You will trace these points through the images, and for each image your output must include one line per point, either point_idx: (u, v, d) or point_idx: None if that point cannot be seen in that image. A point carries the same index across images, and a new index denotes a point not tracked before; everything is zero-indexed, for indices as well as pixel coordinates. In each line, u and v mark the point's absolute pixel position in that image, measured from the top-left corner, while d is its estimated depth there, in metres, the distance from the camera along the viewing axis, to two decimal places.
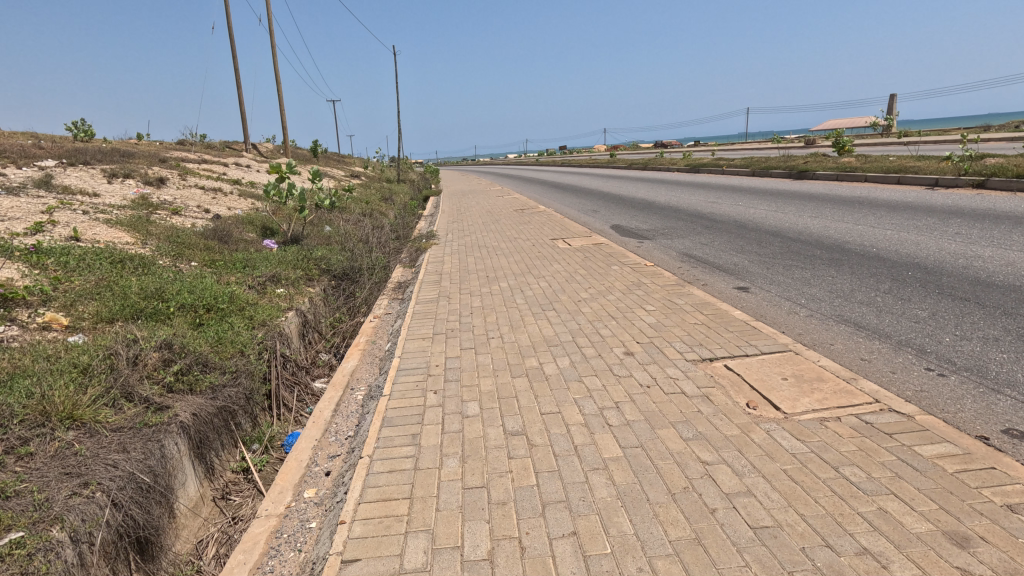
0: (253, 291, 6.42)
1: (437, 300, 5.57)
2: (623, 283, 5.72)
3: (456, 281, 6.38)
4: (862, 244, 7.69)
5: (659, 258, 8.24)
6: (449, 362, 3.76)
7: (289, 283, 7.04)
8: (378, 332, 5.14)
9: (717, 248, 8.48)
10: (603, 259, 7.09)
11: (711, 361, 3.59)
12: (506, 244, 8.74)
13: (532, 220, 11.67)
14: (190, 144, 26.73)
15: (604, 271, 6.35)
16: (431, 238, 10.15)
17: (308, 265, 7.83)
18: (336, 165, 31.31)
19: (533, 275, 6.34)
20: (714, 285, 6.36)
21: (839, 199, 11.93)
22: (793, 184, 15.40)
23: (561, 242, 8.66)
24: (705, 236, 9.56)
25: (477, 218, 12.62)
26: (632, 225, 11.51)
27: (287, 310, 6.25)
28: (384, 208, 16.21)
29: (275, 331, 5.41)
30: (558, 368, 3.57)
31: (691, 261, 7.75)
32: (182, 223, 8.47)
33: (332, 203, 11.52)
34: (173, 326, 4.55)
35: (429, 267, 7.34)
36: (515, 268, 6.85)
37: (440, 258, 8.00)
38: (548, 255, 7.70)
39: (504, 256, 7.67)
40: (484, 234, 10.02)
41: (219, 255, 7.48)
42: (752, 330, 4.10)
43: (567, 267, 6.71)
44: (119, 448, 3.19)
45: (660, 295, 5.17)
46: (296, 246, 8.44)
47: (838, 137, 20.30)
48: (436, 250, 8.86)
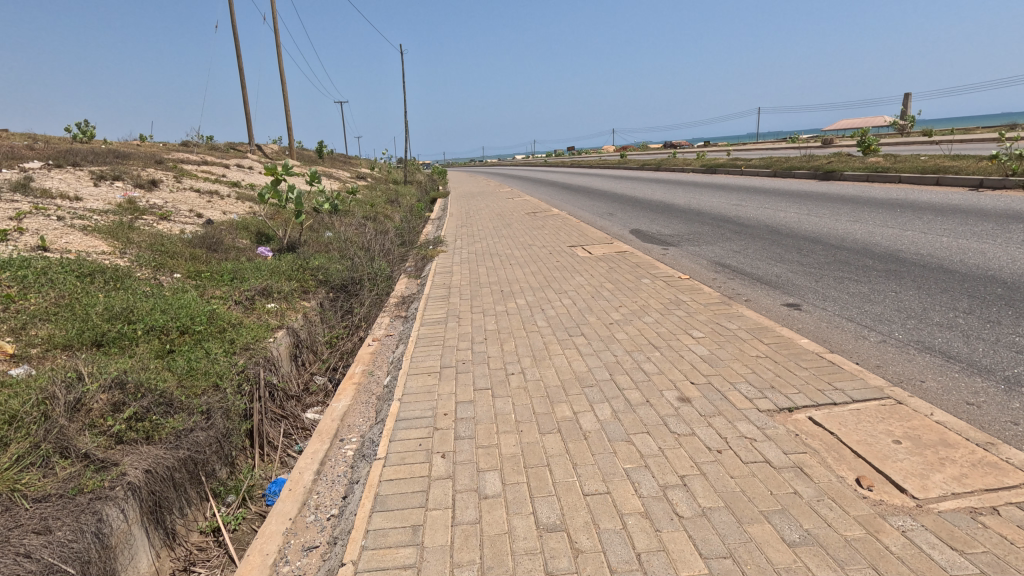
0: (240, 307, 5.74)
1: (445, 319, 4.86)
2: (657, 300, 4.98)
3: (465, 295, 5.65)
4: (918, 253, 6.89)
5: (689, 267, 7.51)
6: (462, 410, 3.03)
7: (280, 297, 6.36)
8: (376, 360, 4.41)
9: (753, 256, 7.72)
10: (630, 270, 6.35)
11: (791, 414, 2.82)
12: (519, 252, 8.03)
13: (546, 224, 10.93)
14: (194, 144, 26.29)
15: (634, 284, 5.60)
16: (438, 244, 9.44)
17: (304, 276, 7.16)
18: (342, 166, 30.73)
19: (553, 290, 5.61)
20: (759, 302, 5.61)
21: (876, 202, 11.10)
22: (821, 185, 14.56)
23: (580, 249, 7.91)
24: (736, 242, 8.80)
25: (487, 222, 11.91)
26: (653, 230, 10.77)
27: (277, 329, 5.56)
28: (389, 211, 15.56)
29: (260, 357, 4.70)
30: (596, 421, 2.83)
31: (726, 272, 7.01)
32: (168, 229, 7.82)
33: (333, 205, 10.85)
34: (134, 358, 3.86)
35: (436, 278, 6.63)
36: (531, 279, 6.12)
37: (448, 266, 7.29)
38: (566, 264, 6.98)
39: (518, 266, 6.95)
40: (495, 240, 9.30)
41: (205, 265, 6.81)
42: (831, 367, 3.34)
43: (590, 279, 5.97)
44: (39, 527, 2.50)
45: (704, 318, 4.41)
46: (291, 255, 7.76)
47: (864, 136, 19.40)
48: (444, 258, 8.16)
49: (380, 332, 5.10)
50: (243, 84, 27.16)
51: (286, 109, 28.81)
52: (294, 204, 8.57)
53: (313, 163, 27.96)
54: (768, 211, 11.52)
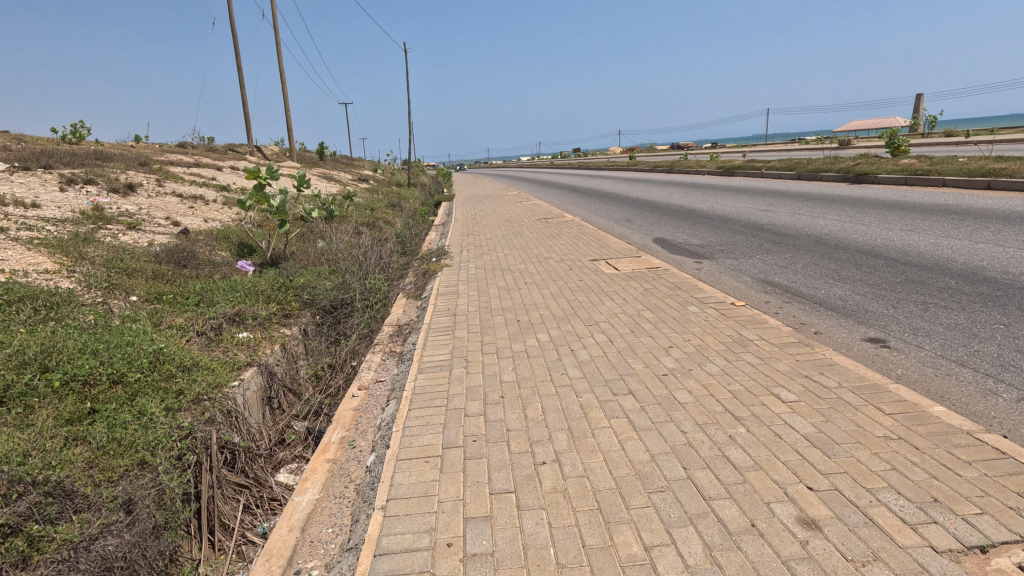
0: (201, 341, 4.77)
1: (448, 362, 3.86)
2: (716, 339, 3.95)
3: (473, 326, 4.64)
4: (1006, 271, 5.86)
5: (732, 286, 6.51)
6: (474, 538, 2.02)
7: (254, 324, 5.38)
8: (359, 422, 3.41)
9: (805, 273, 6.70)
10: (669, 292, 5.33)
11: (991, 559, 1.79)
12: (533, 266, 7.02)
13: (560, 233, 9.91)
14: (192, 147, 25.46)
15: (680, 314, 4.57)
16: (441, 257, 8.44)
17: (285, 297, 6.18)
18: (343, 168, 29.81)
19: (581, 321, 4.59)
20: (833, 335, 4.60)
21: (928, 208, 10.03)
22: (857, 189, 13.48)
23: (604, 263, 6.91)
24: (779, 255, 7.78)
25: (495, 230, 10.90)
26: (680, 240, 9.75)
27: (244, 369, 4.57)
28: (391, 217, 14.62)
29: (214, 413, 3.71)
30: (684, 570, 1.81)
31: (778, 293, 6.01)
32: (134, 241, 6.88)
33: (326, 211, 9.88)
34: (27, 433, 2.89)
35: (438, 301, 5.62)
36: (552, 305, 5.11)
37: (453, 285, 6.29)
38: (591, 283, 5.96)
39: (535, 285, 5.93)
40: (505, 252, 8.29)
41: (170, 283, 5.85)
42: (1006, 461, 2.30)
43: (623, 306, 4.95)
44: None
45: (786, 367, 3.38)
46: (273, 272, 6.80)
47: (893, 136, 18.28)
48: (448, 273, 7.16)
49: (367, 377, 4.10)
50: (241, 83, 26.27)
51: (286, 109, 27.94)
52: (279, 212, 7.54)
53: (314, 165, 27.06)
54: (805, 219, 10.48)
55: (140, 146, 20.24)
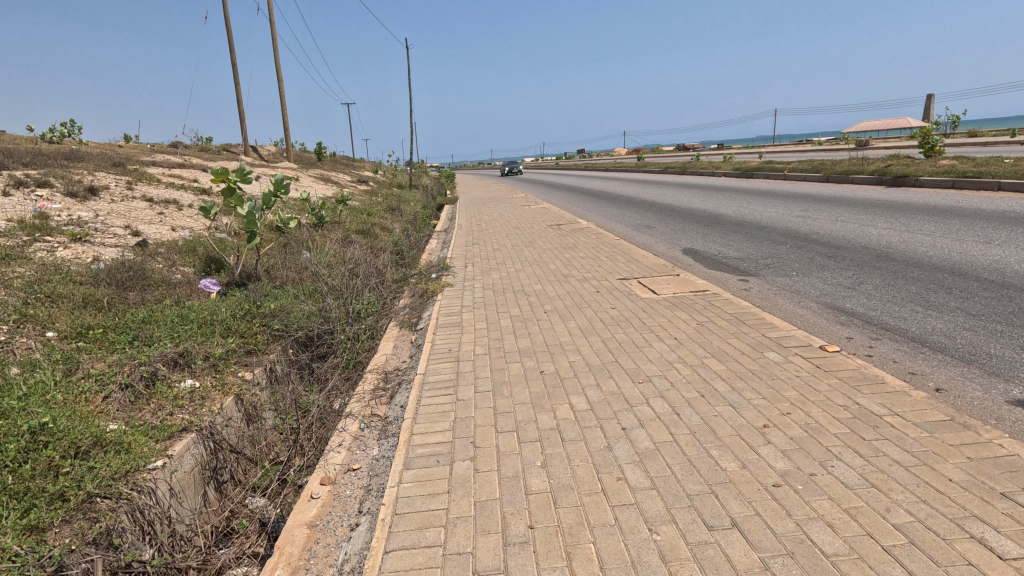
0: (123, 398, 3.64)
1: (448, 449, 2.70)
2: (826, 414, 2.79)
3: (482, 381, 3.48)
4: None
5: (795, 313, 5.36)
6: None
7: (202, 368, 4.24)
8: (312, 555, 2.24)
9: (882, 297, 5.55)
10: (732, 330, 4.17)
11: None
12: (551, 288, 5.84)
13: (577, 244, 8.73)
14: (184, 147, 24.44)
15: (759, 369, 3.41)
16: (442, 273, 7.26)
17: (248, 328, 5.04)
18: (342, 169, 28.68)
19: (625, 375, 3.42)
20: (965, 393, 3.42)
21: (996, 215, 8.83)
22: (900, 193, 12.30)
23: (637, 284, 5.76)
24: (840, 272, 6.62)
25: (502, 239, 9.71)
26: (714, 252, 8.60)
27: (175, 438, 3.43)
28: (390, 222, 13.50)
29: (108, 524, 2.61)
30: None
31: (858, 325, 4.86)
32: (74, 255, 5.75)
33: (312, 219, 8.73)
34: None
35: (435, 338, 4.46)
36: (583, 348, 3.94)
37: (454, 313, 5.12)
38: (628, 312, 4.81)
39: (557, 316, 4.78)
40: (516, 267, 7.13)
41: (104, 311, 4.71)
42: None
43: (677, 352, 3.78)
44: None
45: (963, 476, 2.21)
46: (240, 294, 5.68)
47: (927, 135, 17.03)
48: (449, 294, 6.00)
49: (335, 463, 2.93)
50: (235, 80, 25.18)
51: (283, 108, 26.89)
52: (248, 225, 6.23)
53: (311, 166, 25.95)
54: (853, 228, 9.32)
55: (126, 146, 19.20)
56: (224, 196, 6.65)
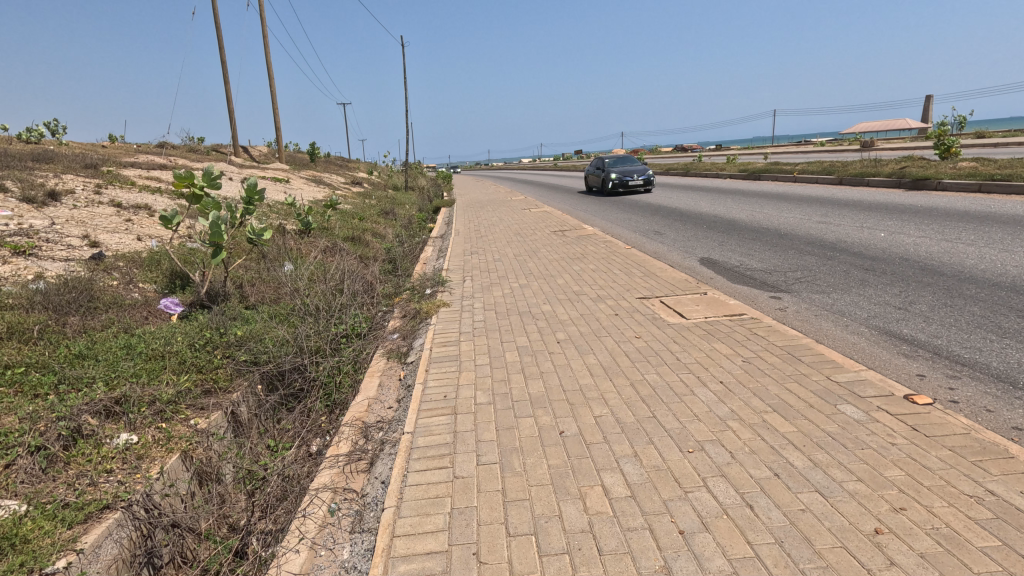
0: (32, 466, 2.89)
1: (441, 566, 1.95)
2: (956, 513, 2.05)
3: (486, 447, 2.73)
4: None
5: (845, 339, 4.64)
6: None
7: (144, 417, 3.49)
8: None
9: (943, 321, 4.82)
10: (788, 370, 3.44)
11: None
12: (562, 309, 5.09)
13: (585, 254, 7.98)
14: (172, 147, 23.63)
15: (841, 433, 2.66)
16: (437, 288, 6.50)
17: (208, 362, 4.28)
18: (335, 170, 27.86)
19: (669, 441, 2.68)
20: None
21: None
22: (925, 198, 11.61)
23: (661, 305, 5.02)
24: (884, 289, 5.90)
25: (503, 247, 8.95)
26: (735, 263, 7.88)
27: (92, 522, 2.68)
28: (383, 227, 12.75)
29: None
30: None
31: (926, 357, 4.13)
32: (13, 273, 4.99)
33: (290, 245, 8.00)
34: None
35: (428, 377, 3.71)
36: (610, 396, 3.19)
37: (450, 343, 4.37)
38: (656, 343, 4.07)
39: (573, 348, 4.04)
40: (520, 281, 6.38)
41: (33, 343, 3.96)
42: None
43: (729, 404, 3.04)
44: None
45: None
46: (203, 318, 4.92)
47: (943, 136, 16.35)
48: (445, 315, 5.24)
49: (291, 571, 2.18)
50: (223, 78, 24.34)
51: (275, 108, 26.12)
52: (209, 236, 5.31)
53: (303, 167, 25.13)
54: (882, 236, 8.62)
55: (109, 147, 18.42)
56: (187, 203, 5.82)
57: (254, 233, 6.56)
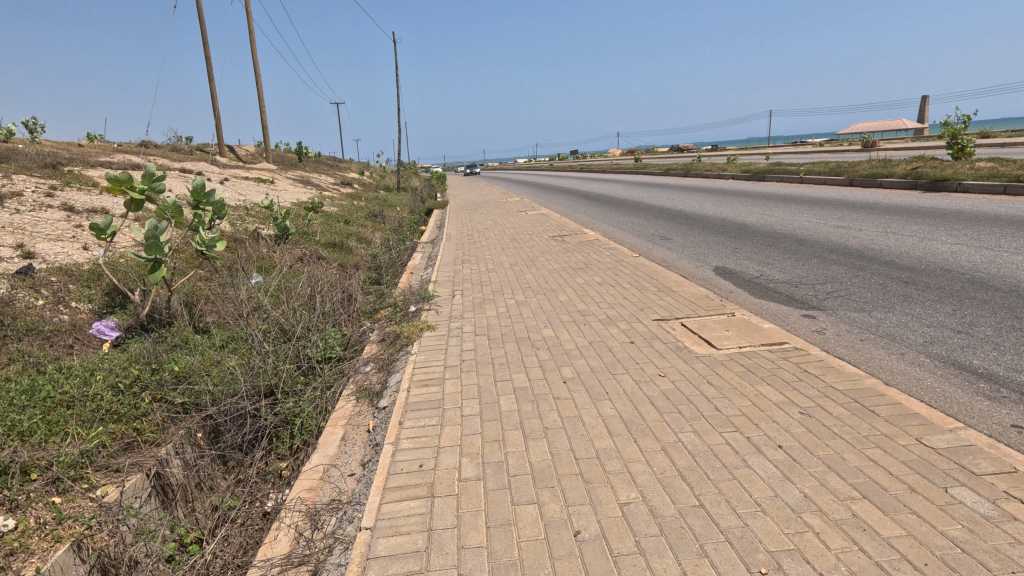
0: None
1: None
2: None
3: (473, 561, 1.95)
4: None
5: (907, 370, 3.88)
6: None
7: (28, 492, 2.69)
8: None
9: (1017, 349, 4.09)
10: (865, 429, 2.67)
11: None
12: (566, 336, 4.31)
13: (589, 264, 7.19)
14: (153, 146, 22.71)
15: (972, 542, 1.89)
16: (422, 305, 5.71)
17: (133, 407, 3.47)
18: (325, 170, 27.03)
19: (730, 552, 1.91)
20: None
21: None
22: (948, 200, 10.90)
23: (684, 333, 4.26)
24: (933, 307, 5.17)
25: (497, 255, 8.17)
26: (753, 274, 7.13)
27: None
28: (369, 231, 11.95)
29: None
30: None
31: (1016, 398, 3.38)
32: None
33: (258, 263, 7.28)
34: None
35: (400, 434, 2.92)
36: (637, 471, 2.42)
37: (432, 381, 3.59)
38: (685, 385, 3.29)
39: (583, 391, 3.26)
40: (517, 297, 5.60)
41: None
42: None
43: (800, 485, 2.27)
44: None
45: None
46: (138, 346, 4.10)
47: (956, 135, 15.68)
48: (429, 340, 4.45)
49: None
50: (207, 75, 23.42)
51: (262, 106, 25.27)
52: (144, 250, 4.22)
53: (290, 167, 24.28)
54: (911, 242, 7.88)
55: (83, 147, 17.53)
56: (126, 206, 4.70)
57: (206, 243, 5.45)
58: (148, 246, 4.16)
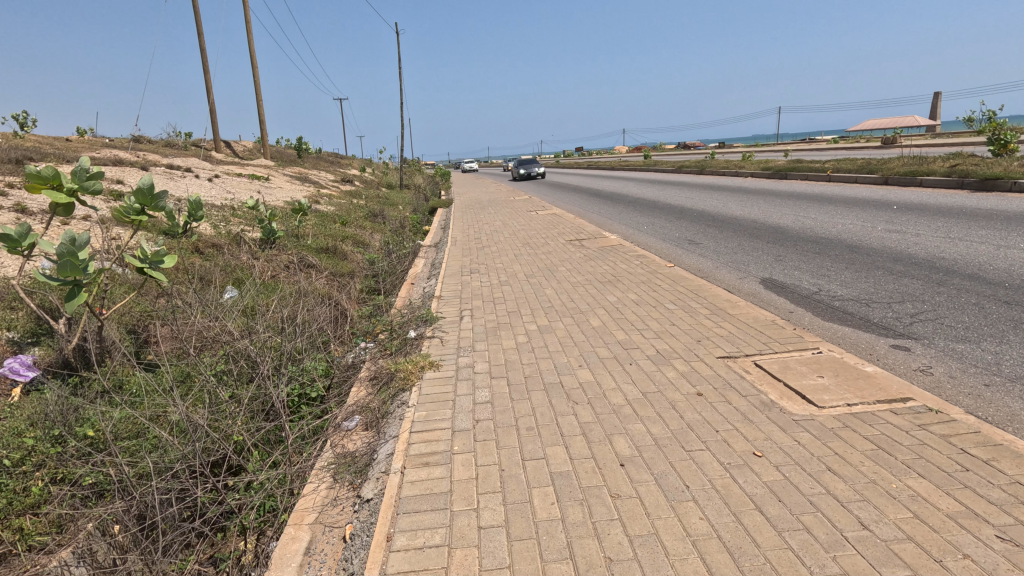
0: None
1: None
2: None
3: None
4: None
5: None
6: None
7: None
8: None
9: None
10: None
11: None
12: (610, 382, 3.31)
13: (618, 276, 6.19)
14: (146, 141, 21.81)
15: None
16: (424, 329, 4.73)
17: (20, 495, 2.53)
18: (325, 167, 26.07)
19: None
20: None
21: None
22: (1009, 200, 9.81)
23: (764, 381, 3.26)
24: None
25: (509, 264, 7.17)
26: (810, 288, 6.13)
27: None
28: (368, 233, 10.97)
29: None
30: None
31: None
32: None
33: (236, 274, 6.30)
34: None
35: (387, 564, 1.94)
36: None
37: (436, 458, 2.59)
38: (802, 477, 2.28)
39: (653, 487, 2.26)
40: (540, 321, 4.60)
41: None
42: None
43: None
44: None
45: None
46: (49, 394, 3.12)
47: (998, 130, 14.60)
48: (433, 384, 3.46)
49: None
50: (202, 68, 22.48)
51: (261, 101, 24.36)
52: (58, 271, 3.17)
53: (289, 164, 23.33)
54: (986, 250, 6.85)
55: (69, 143, 16.63)
56: (55, 211, 3.74)
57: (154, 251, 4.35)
58: (60, 264, 3.16)
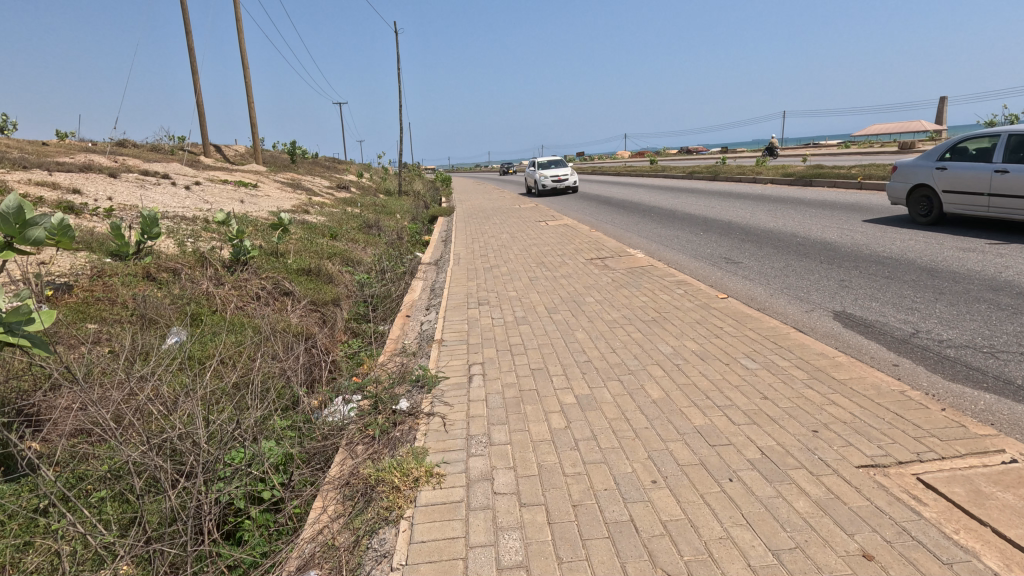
0: None
1: None
2: None
3: None
4: None
5: None
6: None
7: None
8: None
9: None
10: None
11: None
12: (713, 526, 2.09)
13: (662, 312, 5.00)
14: (132, 145, 20.75)
15: None
16: (419, 398, 3.51)
17: None
18: (320, 172, 24.92)
19: None
20: None
21: None
22: None
23: (961, 527, 2.04)
24: None
25: (525, 292, 5.96)
26: (902, 329, 4.90)
27: None
28: (360, 248, 9.79)
29: None
30: None
31: None
32: None
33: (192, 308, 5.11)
34: None
35: None
36: None
37: None
38: None
39: None
40: (577, 388, 3.39)
41: None
42: None
43: None
44: None
45: None
46: None
47: None
48: (435, 517, 2.25)
49: None
50: (192, 69, 21.43)
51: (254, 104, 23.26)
52: None
53: (283, 170, 22.19)
54: None
55: (43, 147, 15.50)
56: None
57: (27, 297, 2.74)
58: None
